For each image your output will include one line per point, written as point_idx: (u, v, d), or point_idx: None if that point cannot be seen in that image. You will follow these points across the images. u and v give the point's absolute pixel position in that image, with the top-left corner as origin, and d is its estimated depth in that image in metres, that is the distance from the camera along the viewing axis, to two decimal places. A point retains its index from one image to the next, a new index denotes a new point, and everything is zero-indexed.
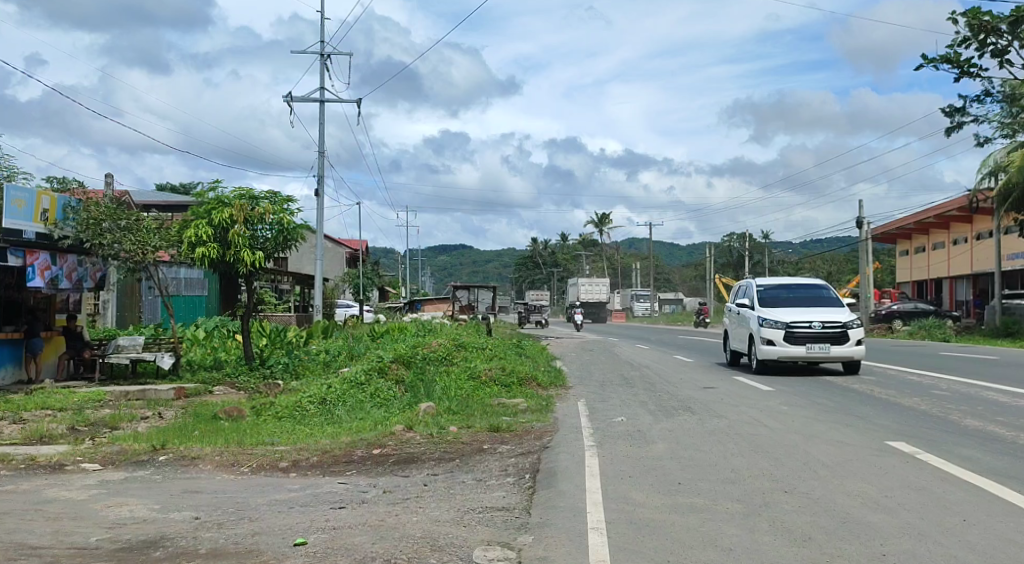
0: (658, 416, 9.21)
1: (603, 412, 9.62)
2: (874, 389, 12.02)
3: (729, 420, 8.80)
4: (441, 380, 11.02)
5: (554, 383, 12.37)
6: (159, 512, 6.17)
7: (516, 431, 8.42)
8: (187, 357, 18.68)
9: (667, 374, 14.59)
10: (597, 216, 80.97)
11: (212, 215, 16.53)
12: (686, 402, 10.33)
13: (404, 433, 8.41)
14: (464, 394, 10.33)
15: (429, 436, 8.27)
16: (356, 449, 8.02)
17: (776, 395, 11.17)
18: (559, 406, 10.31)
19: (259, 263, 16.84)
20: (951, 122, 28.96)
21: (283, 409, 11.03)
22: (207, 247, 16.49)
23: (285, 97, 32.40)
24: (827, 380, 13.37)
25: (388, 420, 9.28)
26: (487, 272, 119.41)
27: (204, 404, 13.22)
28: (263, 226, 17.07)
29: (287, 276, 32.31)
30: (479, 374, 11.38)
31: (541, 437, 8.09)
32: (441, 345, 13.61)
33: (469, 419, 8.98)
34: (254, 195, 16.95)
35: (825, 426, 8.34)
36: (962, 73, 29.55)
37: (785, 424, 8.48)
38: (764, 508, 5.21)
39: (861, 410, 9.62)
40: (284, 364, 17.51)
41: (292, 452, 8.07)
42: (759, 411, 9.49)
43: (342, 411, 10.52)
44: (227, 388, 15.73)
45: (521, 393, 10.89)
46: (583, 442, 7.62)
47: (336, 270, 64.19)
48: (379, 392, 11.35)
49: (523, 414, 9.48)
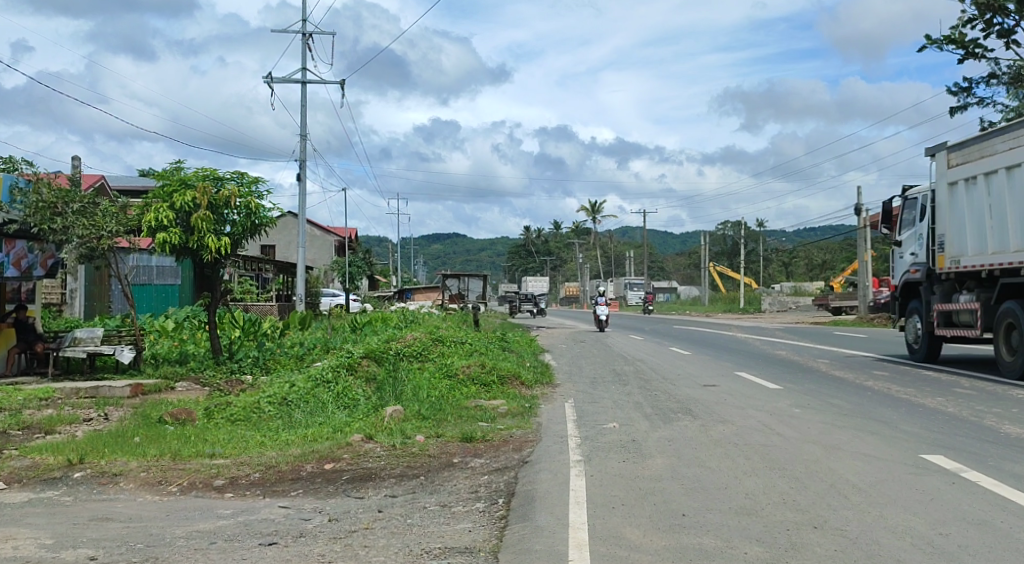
0: (655, 421, 8.17)
1: (592, 416, 8.56)
2: (891, 386, 10.99)
3: (738, 427, 7.71)
4: (414, 379, 9.93)
5: (539, 381, 11.31)
6: (49, 549, 5.05)
7: (492, 440, 7.34)
8: (151, 350, 17.49)
9: (663, 370, 13.53)
10: (590, 204, 79.80)
11: (173, 197, 15.36)
12: (685, 403, 9.28)
13: (362, 444, 7.31)
14: (437, 395, 9.24)
15: (391, 448, 7.16)
16: (307, 463, 6.91)
17: (784, 395, 10.10)
18: (544, 407, 9.25)
19: (225, 251, 15.69)
20: (955, 104, 27.90)
21: (238, 412, 9.92)
22: (169, 232, 15.33)
23: (266, 78, 31.21)
24: (838, 377, 12.35)
25: (348, 427, 8.19)
26: (479, 262, 118.39)
27: (157, 403, 12.12)
28: (229, 211, 15.90)
29: (269, 264, 31.17)
30: (457, 372, 10.29)
31: (520, 448, 7.02)
32: (417, 339, 12.52)
33: (439, 426, 7.90)
34: (218, 176, 15.82)
35: (849, 435, 7.26)
36: (966, 54, 28.49)
37: (801, 432, 7.41)
38: (791, 553, 4.15)
39: (882, 412, 8.62)
40: (254, 359, 16.40)
41: (231, 466, 6.95)
42: (769, 416, 8.41)
43: (301, 415, 9.41)
44: (189, 384, 14.67)
45: (502, 393, 9.80)
46: (568, 455, 6.55)
47: (324, 259, 63.14)
48: (347, 393, 10.26)
49: (502, 419, 8.39)
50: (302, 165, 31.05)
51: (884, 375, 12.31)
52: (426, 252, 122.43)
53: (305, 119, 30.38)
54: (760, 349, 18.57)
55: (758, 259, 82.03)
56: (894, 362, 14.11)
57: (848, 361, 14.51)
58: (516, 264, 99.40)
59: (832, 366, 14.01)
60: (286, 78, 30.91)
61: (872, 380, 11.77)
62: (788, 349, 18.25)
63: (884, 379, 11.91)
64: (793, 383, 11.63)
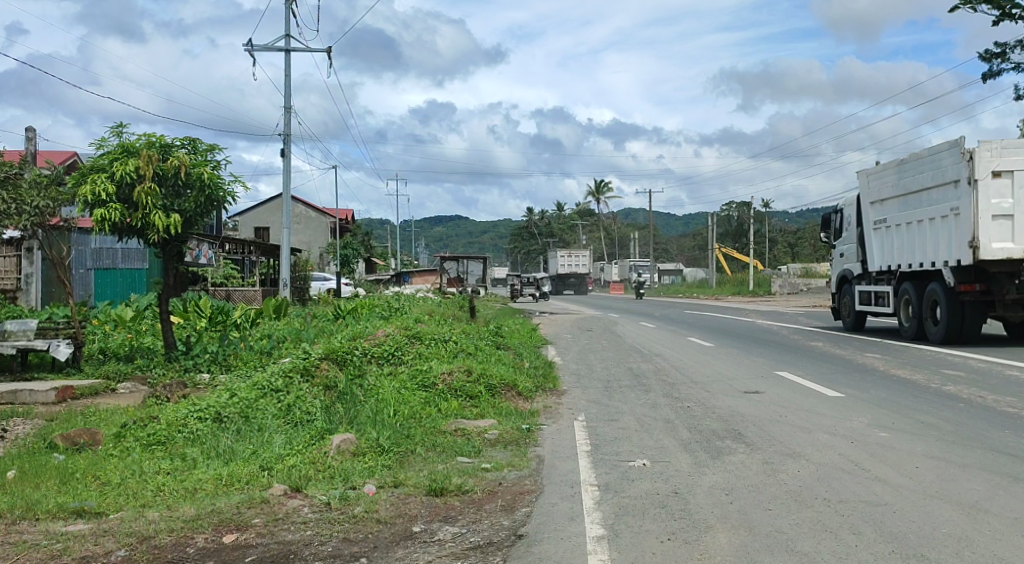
0: (699, 454, 6.02)
1: (612, 445, 6.37)
2: (975, 391, 8.86)
3: (819, 468, 5.52)
4: (380, 394, 7.72)
5: (541, 388, 9.12)
6: None
7: (473, 494, 5.12)
8: (100, 344, 15.33)
9: (686, 368, 11.40)
10: (593, 184, 77.54)
11: (113, 166, 13.10)
12: (729, 423, 7.14)
13: (287, 500, 5.08)
14: (405, 417, 7.04)
15: (324, 507, 4.92)
16: (199, 534, 4.64)
17: (851, 407, 7.94)
18: (548, 431, 7.05)
19: (173, 229, 13.41)
20: (989, 70, 25.30)
21: (156, 433, 7.76)
22: (108, 207, 13.07)
23: (247, 46, 28.97)
24: (902, 378, 10.19)
25: (279, 465, 6.02)
26: (482, 245, 116.49)
27: (78, 413, 9.94)
28: (179, 183, 13.62)
29: (252, 247, 28.88)
30: (434, 380, 8.08)
31: (514, 510, 4.81)
32: (391, 334, 10.34)
33: (398, 467, 5.74)
34: (167, 143, 13.58)
35: (979, 481, 5.10)
36: (1002, 14, 25.93)
37: (912, 478, 5.23)
38: None
39: (995, 435, 6.49)
40: (213, 354, 14.24)
41: (87, 537, 4.67)
42: (850, 445, 6.24)
43: (230, 439, 7.24)
44: (133, 388, 12.57)
45: (491, 409, 7.61)
46: (584, 529, 4.37)
47: (319, 242, 60.91)
48: (298, 407, 8.10)
49: (489, 453, 6.18)
50: (285, 140, 28.76)
51: (960, 375, 10.11)
52: (428, 235, 120.64)
53: (289, 88, 28.15)
54: (790, 339, 16.32)
55: (764, 240, 79.50)
56: (958, 358, 11.89)
57: (905, 356, 12.35)
58: (519, 246, 97.70)
59: (888, 363, 11.83)
60: (268, 46, 28.60)
61: (944, 382, 9.64)
62: (822, 338, 15.99)
63: (959, 379, 9.77)
64: (852, 387, 9.51)
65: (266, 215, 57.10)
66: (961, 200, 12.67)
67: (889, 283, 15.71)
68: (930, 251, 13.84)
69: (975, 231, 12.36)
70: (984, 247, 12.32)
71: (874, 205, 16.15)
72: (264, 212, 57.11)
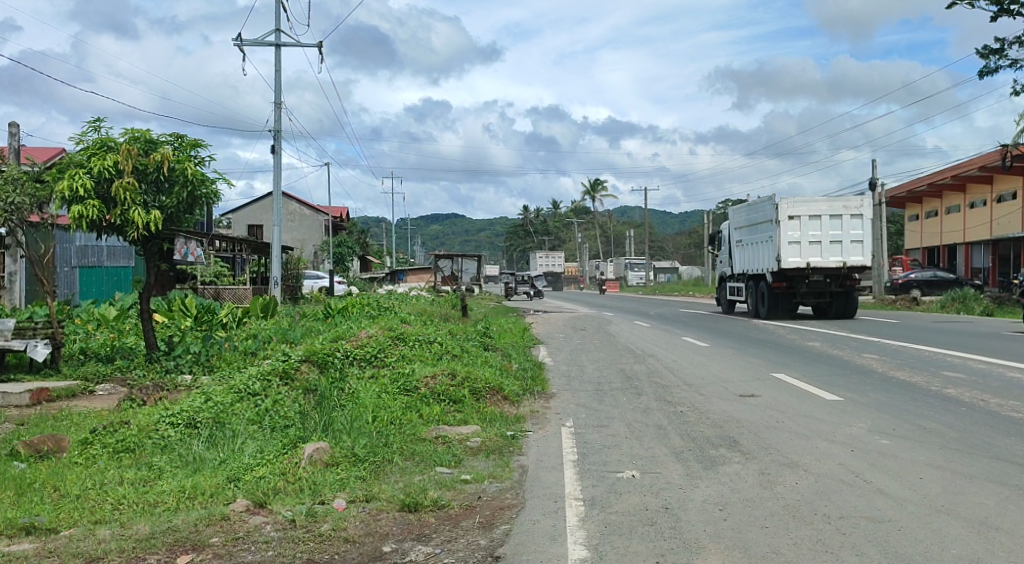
0: (690, 464, 5.69)
1: (600, 455, 6.03)
2: (976, 393, 8.57)
3: (817, 480, 5.19)
4: (359, 399, 7.38)
5: (528, 391, 8.78)
6: None
7: (450, 510, 4.78)
8: (80, 344, 14.95)
9: (679, 370, 11.10)
10: (588, 182, 77.24)
11: (91, 161, 12.54)
12: (722, 430, 6.83)
13: (251, 517, 4.74)
14: (384, 424, 6.69)
15: (289, 525, 4.58)
16: (151, 555, 4.29)
17: (849, 411, 7.63)
18: (534, 438, 6.70)
19: (154, 226, 12.91)
20: (986, 67, 25.03)
21: (125, 439, 7.41)
22: (86, 204, 12.53)
23: (237, 42, 28.50)
24: (900, 380, 9.91)
25: (248, 475, 5.69)
26: (478, 242, 116.25)
27: (51, 417, 9.60)
28: (161, 179, 13.12)
29: (243, 245, 28.48)
30: (417, 384, 7.75)
31: (492, 528, 4.47)
32: (374, 335, 9.99)
33: (373, 479, 5.41)
34: (150, 137, 13.04)
35: (988, 494, 4.78)
36: (999, 10, 25.65)
37: (917, 490, 4.90)
38: None
39: (1001, 441, 6.17)
40: (195, 355, 13.87)
41: (30, 559, 4.31)
42: (849, 453, 5.91)
43: (201, 447, 6.90)
44: (111, 389, 12.21)
45: (476, 415, 7.27)
46: (565, 551, 4.03)
47: (313, 240, 60.58)
48: (275, 411, 7.76)
49: (470, 463, 5.85)
50: (276, 137, 28.41)
51: (959, 377, 9.83)
52: (424, 233, 120.33)
53: (279, 84, 27.77)
54: (786, 339, 16.02)
55: None
56: (957, 358, 11.59)
57: (904, 356, 12.05)
58: (514, 243, 97.58)
59: (887, 363, 11.53)
60: (258, 42, 28.21)
61: (943, 384, 9.35)
62: (819, 338, 15.67)
63: (958, 381, 9.49)
64: (849, 389, 9.21)
65: (259, 213, 56.76)
66: (775, 233, 21.67)
67: (741, 281, 25.61)
68: (764, 261, 22.92)
69: (780, 251, 21.34)
70: (784, 261, 21.38)
71: (737, 230, 25.68)
72: (257, 210, 56.75)
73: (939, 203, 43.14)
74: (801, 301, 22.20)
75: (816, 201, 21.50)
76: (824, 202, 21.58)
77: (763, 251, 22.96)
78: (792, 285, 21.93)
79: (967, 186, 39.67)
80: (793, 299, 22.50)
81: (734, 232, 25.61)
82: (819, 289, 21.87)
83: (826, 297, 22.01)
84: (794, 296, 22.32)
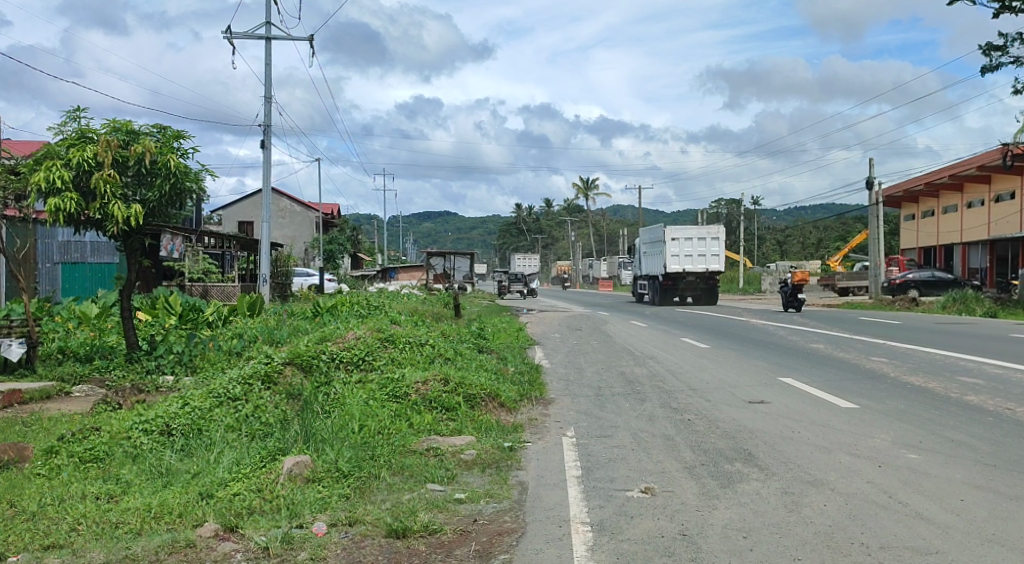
0: (706, 481, 5.22)
1: (608, 470, 5.56)
2: (996, 401, 8.13)
3: (849, 501, 4.73)
4: (345, 406, 6.88)
5: (526, 398, 8.26)
6: None
7: (444, 536, 4.28)
8: (59, 343, 14.37)
9: (681, 373, 10.66)
10: (582, 181, 76.71)
11: (69, 153, 11.90)
12: (735, 441, 6.38)
13: (222, 544, 4.24)
14: (371, 434, 6.19)
15: (262, 553, 4.08)
16: None
17: (868, 421, 7.19)
18: (534, 451, 6.20)
19: (135, 221, 12.28)
20: (988, 64, 24.59)
21: (94, 448, 6.88)
22: (63, 197, 11.90)
23: (226, 33, 27.81)
24: (914, 386, 9.47)
25: (221, 492, 5.18)
26: (471, 240, 115.74)
27: (20, 421, 9.06)
28: (143, 172, 12.50)
29: (232, 241, 27.83)
30: (407, 391, 7.24)
31: (493, 557, 3.99)
32: (362, 337, 9.47)
33: (357, 497, 4.92)
34: (131, 128, 12.42)
35: None
36: (1002, 7, 25.23)
37: (960, 516, 4.44)
38: None
39: None
40: (177, 355, 13.31)
41: None
42: (877, 469, 5.46)
43: (174, 458, 6.38)
44: (88, 390, 11.66)
45: (471, 424, 6.76)
46: None
47: (304, 237, 59.81)
48: (256, 418, 7.25)
49: (465, 479, 5.35)
50: (265, 132, 27.78)
51: (975, 383, 9.41)
52: (417, 230, 119.61)
53: (269, 77, 27.11)
54: (788, 341, 15.57)
55: (753, 237, 79.07)
56: (970, 362, 11.17)
57: (915, 360, 11.63)
58: (508, 241, 97.10)
59: (898, 367, 11.09)
60: (247, 34, 27.51)
61: (960, 391, 8.93)
62: (825, 341, 15.19)
63: (975, 387, 9.08)
64: (863, 396, 8.77)
65: (249, 209, 56.02)
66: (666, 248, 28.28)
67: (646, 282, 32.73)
68: (658, 269, 30.34)
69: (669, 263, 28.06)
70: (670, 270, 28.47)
71: (643, 245, 32.88)
72: (246, 206, 55.98)
73: (937, 203, 42.77)
74: (682, 293, 30.01)
75: (691, 226, 29.14)
76: (698, 227, 29.11)
77: (647, 260, 32.78)
78: (675, 284, 29.84)
79: (965, 185, 39.31)
80: (676, 295, 30.33)
81: (642, 242, 32.79)
82: (696, 286, 29.57)
83: (699, 293, 30.15)
84: (677, 292, 30.23)
